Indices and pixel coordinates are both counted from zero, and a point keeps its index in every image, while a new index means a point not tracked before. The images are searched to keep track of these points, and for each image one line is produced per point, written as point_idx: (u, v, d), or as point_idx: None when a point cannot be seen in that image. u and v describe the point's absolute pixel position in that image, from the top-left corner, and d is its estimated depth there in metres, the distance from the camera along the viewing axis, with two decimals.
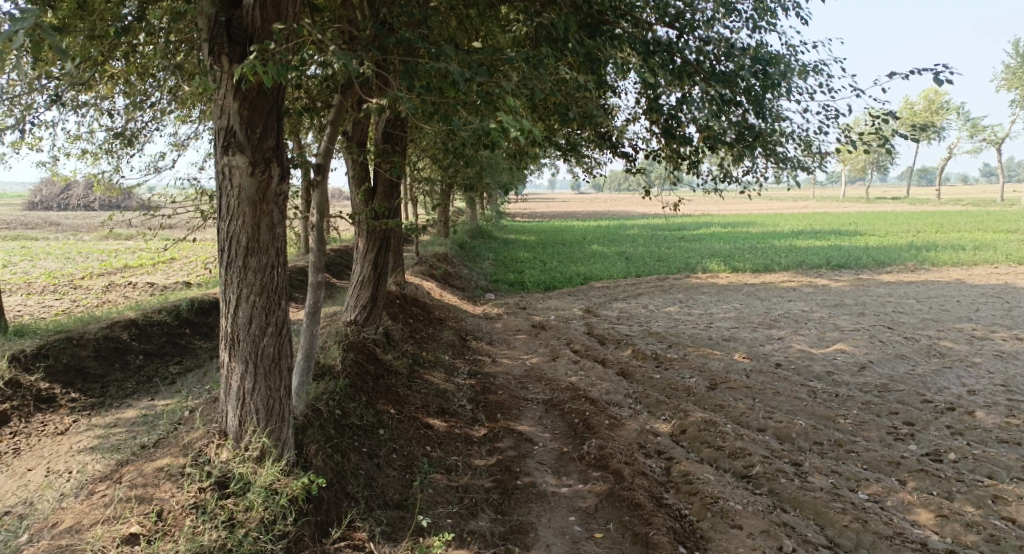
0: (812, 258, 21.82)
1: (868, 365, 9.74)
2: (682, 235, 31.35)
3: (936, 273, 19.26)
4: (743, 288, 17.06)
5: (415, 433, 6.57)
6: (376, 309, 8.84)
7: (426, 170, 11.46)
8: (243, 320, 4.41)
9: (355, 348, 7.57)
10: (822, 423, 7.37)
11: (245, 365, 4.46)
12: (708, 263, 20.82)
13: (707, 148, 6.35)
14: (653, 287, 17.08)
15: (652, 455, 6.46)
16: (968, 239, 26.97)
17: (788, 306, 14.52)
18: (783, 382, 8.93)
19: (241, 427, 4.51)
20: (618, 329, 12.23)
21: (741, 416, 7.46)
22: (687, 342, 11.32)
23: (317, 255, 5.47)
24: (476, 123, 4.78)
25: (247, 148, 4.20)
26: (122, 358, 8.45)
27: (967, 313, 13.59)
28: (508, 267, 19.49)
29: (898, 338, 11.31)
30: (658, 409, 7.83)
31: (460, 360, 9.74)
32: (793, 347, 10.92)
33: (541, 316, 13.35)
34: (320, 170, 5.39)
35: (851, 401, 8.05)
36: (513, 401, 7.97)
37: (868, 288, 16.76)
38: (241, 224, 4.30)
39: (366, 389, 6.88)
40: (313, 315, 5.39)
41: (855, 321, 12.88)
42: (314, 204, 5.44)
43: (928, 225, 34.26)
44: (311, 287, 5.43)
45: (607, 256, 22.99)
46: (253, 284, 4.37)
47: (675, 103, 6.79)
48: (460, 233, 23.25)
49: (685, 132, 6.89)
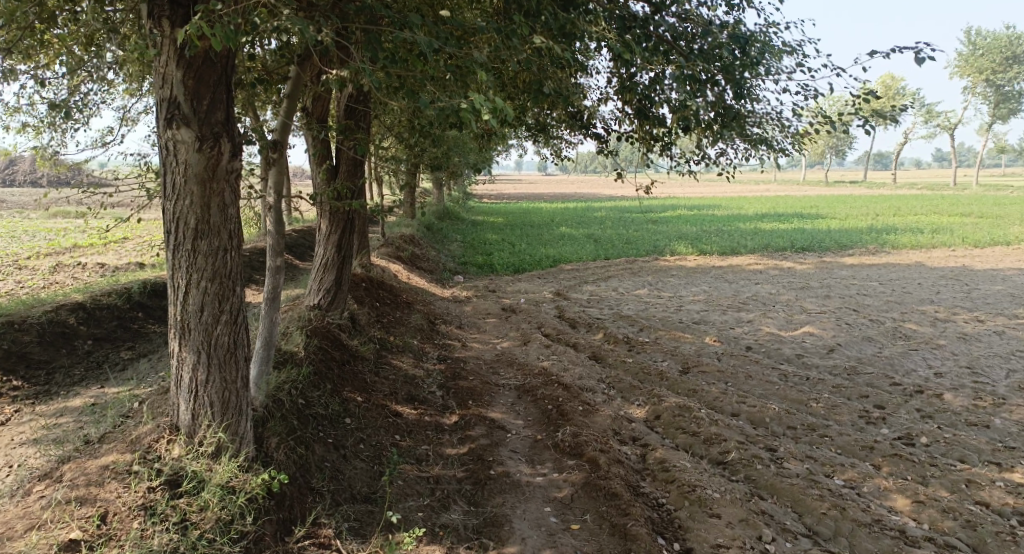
0: (777, 240, 21.98)
1: (836, 348, 9.77)
2: (648, 218, 31.40)
3: (896, 256, 19.56)
4: (711, 270, 17.09)
5: (383, 421, 6.36)
6: (340, 294, 8.54)
7: (392, 149, 11.11)
8: (194, 308, 4.13)
9: (319, 334, 7.31)
10: (795, 407, 7.33)
11: (196, 356, 4.19)
12: (675, 245, 20.84)
13: (684, 129, 6.18)
14: (622, 269, 17.01)
15: (626, 442, 6.35)
16: (926, 223, 27.47)
17: (756, 289, 14.57)
18: (754, 365, 8.89)
19: (195, 422, 4.24)
20: (587, 313, 12.12)
21: (714, 400, 7.39)
22: (657, 325, 11.25)
23: (275, 238, 5.19)
24: (447, 101, 4.53)
25: (193, 121, 3.92)
26: (69, 344, 8.06)
27: (929, 295, 13.78)
28: (476, 249, 19.24)
29: (865, 321, 11.38)
30: (631, 394, 7.72)
31: (428, 345, 9.51)
32: (762, 329, 10.92)
33: (510, 299, 13.16)
34: (276, 147, 5.12)
35: (822, 385, 8.04)
36: (483, 387, 7.79)
37: (832, 270, 16.92)
38: (189, 204, 4.02)
39: (331, 377, 6.64)
40: (272, 302, 5.13)
41: (821, 303, 12.95)
42: (271, 183, 5.13)
43: (887, 208, 34.81)
44: (269, 271, 5.16)
45: (575, 238, 22.87)
46: (204, 268, 4.10)
47: (649, 84, 6.58)
48: (427, 215, 22.91)
49: (659, 112, 6.70)
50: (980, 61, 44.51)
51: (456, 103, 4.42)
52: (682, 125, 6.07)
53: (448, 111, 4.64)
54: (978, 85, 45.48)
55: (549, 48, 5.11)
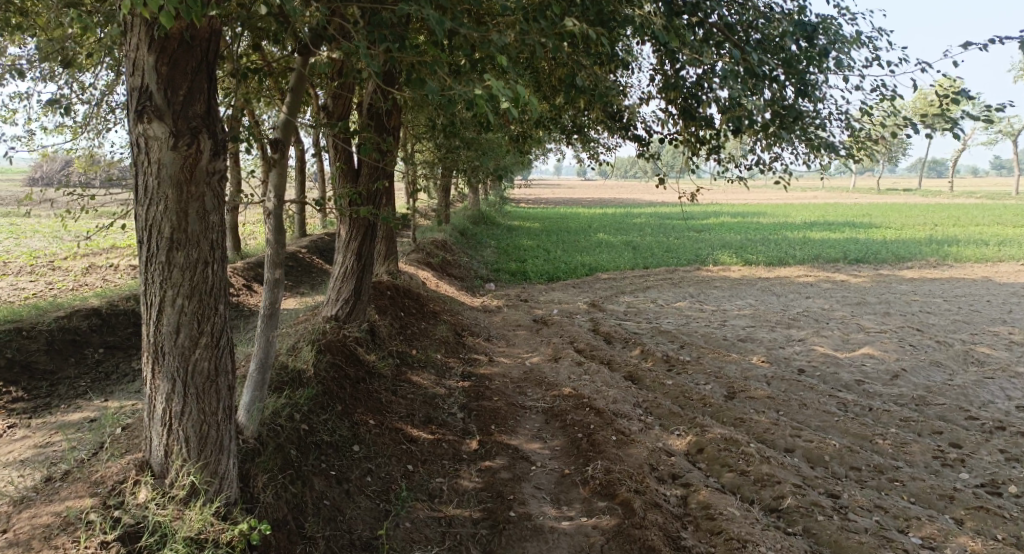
0: (828, 252, 20.89)
1: (900, 374, 8.86)
2: (691, 225, 30.38)
3: (958, 270, 18.33)
4: (757, 282, 16.17)
5: (397, 449, 5.76)
6: (359, 305, 7.99)
7: (422, 151, 10.54)
8: (168, 330, 3.58)
9: (334, 349, 6.76)
10: (858, 443, 6.53)
11: (171, 384, 3.63)
12: (719, 255, 19.92)
13: (736, 131, 5.47)
14: (663, 280, 16.20)
15: (665, 480, 5.64)
16: (990, 234, 25.90)
17: (807, 304, 13.64)
18: (809, 392, 8.07)
19: (167, 459, 3.72)
20: (625, 326, 11.39)
21: (765, 433, 6.63)
22: (700, 342, 10.47)
23: (275, 249, 4.62)
24: (461, 88, 4.01)
25: (166, 114, 3.38)
26: (78, 352, 7.67)
27: (1000, 315, 12.68)
28: (510, 256, 18.65)
29: (931, 343, 10.41)
30: (671, 422, 7.00)
31: (452, 359, 8.89)
32: (816, 350, 10.05)
33: (543, 310, 12.48)
34: (277, 147, 4.54)
35: (888, 417, 7.20)
36: (508, 410, 7.15)
37: (890, 285, 15.83)
38: (164, 210, 3.47)
39: (343, 397, 6.08)
40: (269, 318, 4.57)
41: (880, 322, 11.99)
42: (272, 187, 4.58)
43: (945, 218, 33.13)
44: (267, 285, 4.61)
45: (614, 245, 22.07)
46: (180, 284, 3.54)
47: (698, 78, 5.87)
48: (462, 219, 22.41)
49: (708, 113, 5.99)
50: None
51: (473, 90, 3.90)
52: (735, 126, 5.35)
53: (465, 101, 3.99)
54: None
55: (584, 31, 4.41)
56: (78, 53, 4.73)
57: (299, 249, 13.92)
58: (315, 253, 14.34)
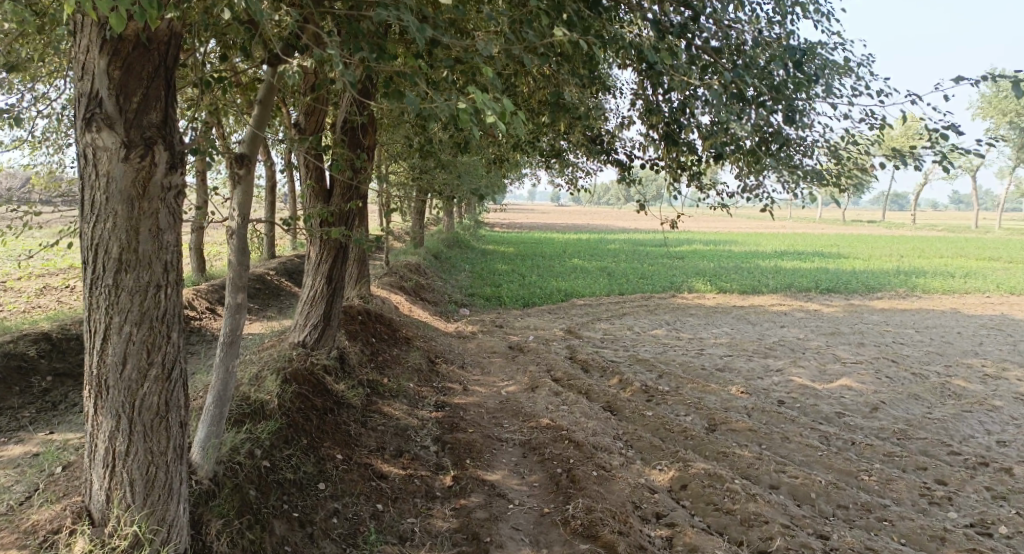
0: (800, 280, 21.02)
1: (880, 406, 8.75)
2: (664, 252, 30.48)
3: (928, 301, 18.53)
4: (732, 310, 16.13)
5: (365, 487, 5.47)
6: (328, 331, 7.67)
7: (397, 173, 10.30)
8: (114, 361, 3.33)
9: (301, 378, 6.43)
10: (844, 479, 6.36)
11: (116, 421, 3.38)
12: (693, 282, 19.90)
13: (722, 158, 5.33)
14: (638, 307, 16.08)
15: (648, 520, 5.43)
16: (954, 266, 26.41)
17: (782, 333, 13.59)
18: (790, 424, 7.92)
19: (108, 504, 3.46)
20: (602, 354, 11.19)
21: (748, 468, 6.45)
22: (678, 372, 10.30)
23: (238, 271, 4.32)
24: (443, 100, 3.80)
25: (118, 123, 3.12)
26: (25, 380, 7.22)
27: (972, 347, 12.76)
28: (484, 280, 18.40)
29: (907, 375, 10.38)
30: (652, 456, 6.78)
31: (425, 388, 8.57)
32: (795, 381, 9.92)
33: (518, 336, 12.24)
34: (243, 162, 4.24)
35: (871, 451, 7.05)
36: (483, 442, 6.88)
37: (862, 315, 15.90)
38: (112, 228, 3.22)
39: (309, 429, 5.79)
40: (229, 346, 4.30)
41: (856, 352, 11.96)
42: (236, 204, 4.30)
43: (911, 249, 33.75)
44: (229, 310, 4.30)
45: (588, 271, 21.96)
46: (128, 310, 3.30)
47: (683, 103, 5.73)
48: (435, 242, 22.13)
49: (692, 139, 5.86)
50: (1003, 103, 43.49)
51: (456, 102, 3.69)
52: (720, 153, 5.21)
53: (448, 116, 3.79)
54: (1001, 127, 44.62)
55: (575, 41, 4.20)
56: (30, 61, 4.45)
57: (268, 271, 13.53)
58: (284, 275, 13.95)
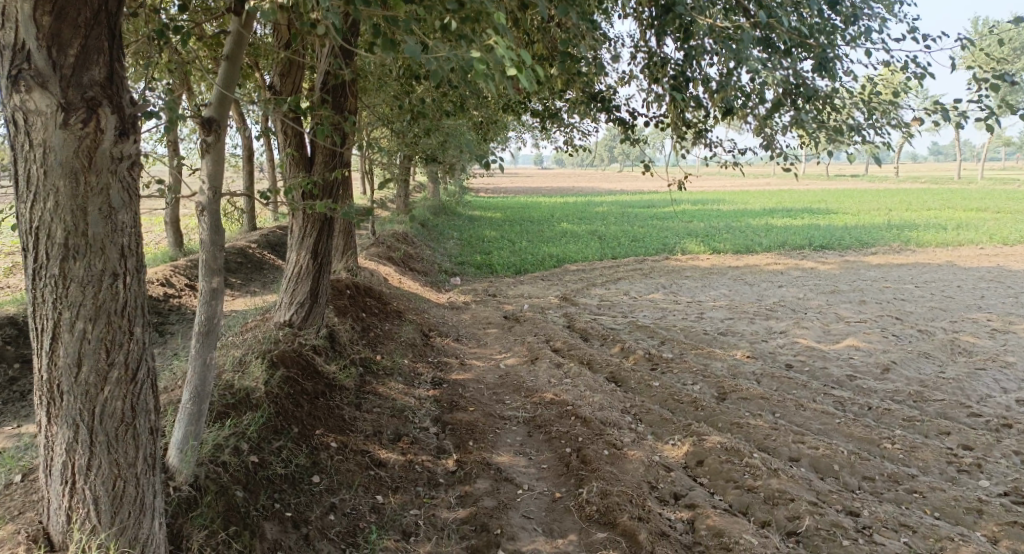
0: (794, 238, 20.70)
1: (892, 367, 8.47)
2: (653, 213, 30.05)
3: (924, 255, 18.28)
4: (727, 271, 15.79)
5: (362, 478, 5.09)
6: (316, 308, 7.22)
7: (380, 139, 9.77)
8: (67, 364, 2.96)
9: (288, 362, 6.00)
10: (865, 448, 6.09)
11: (73, 431, 3.03)
12: (686, 243, 19.54)
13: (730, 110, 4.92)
14: (633, 270, 15.70)
15: (666, 501, 5.14)
16: (945, 218, 26.20)
17: (782, 293, 13.28)
18: (802, 389, 7.62)
19: (70, 525, 3.13)
20: (600, 321, 10.83)
21: (765, 439, 6.15)
22: (680, 337, 9.96)
23: (211, 252, 3.85)
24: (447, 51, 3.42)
25: (52, 81, 2.70)
26: None
27: (975, 300, 12.52)
28: (474, 248, 17.92)
29: (914, 332, 10.11)
30: (664, 429, 6.46)
31: (421, 365, 8.18)
32: (800, 342, 9.62)
33: (513, 305, 11.85)
34: (212, 126, 3.76)
35: (890, 417, 6.78)
36: (484, 420, 6.52)
37: (859, 271, 15.62)
38: (54, 208, 2.82)
39: (299, 417, 5.41)
40: (205, 337, 3.86)
41: (858, 310, 11.67)
42: (206, 175, 3.82)
43: (898, 203, 33.54)
44: (204, 298, 3.84)
45: (578, 235, 21.51)
46: (79, 304, 2.91)
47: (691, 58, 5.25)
48: (421, 210, 21.59)
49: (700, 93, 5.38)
50: None
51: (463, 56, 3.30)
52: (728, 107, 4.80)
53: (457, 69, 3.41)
54: None
55: None
56: None
57: (249, 244, 13.00)
58: (267, 248, 13.42)
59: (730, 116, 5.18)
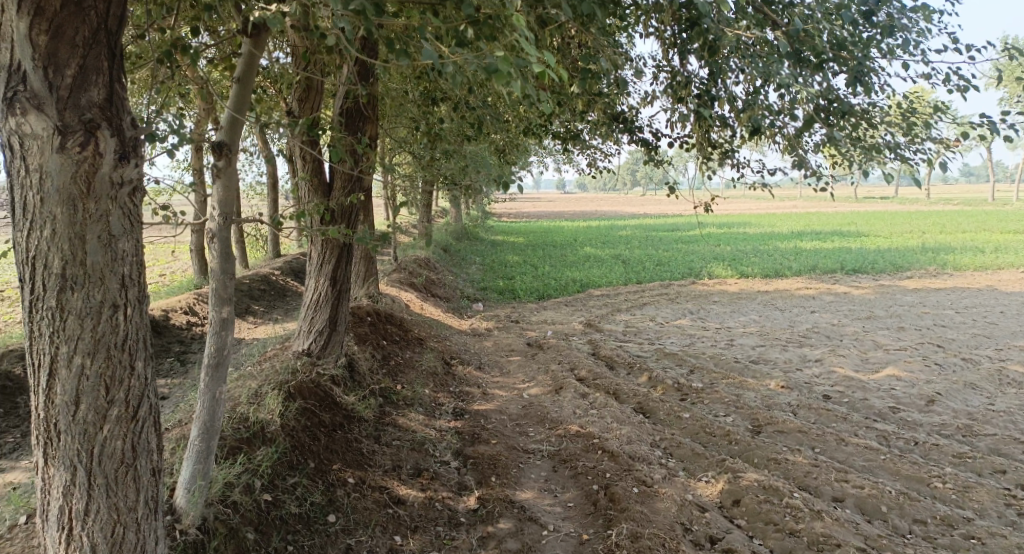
0: (824, 261, 20.23)
1: (936, 398, 8.08)
2: (677, 236, 29.69)
3: (962, 279, 17.72)
4: (757, 296, 15.40)
5: (379, 516, 4.83)
6: (335, 337, 7.02)
7: (402, 164, 9.65)
8: (64, 402, 2.76)
9: (306, 392, 5.79)
10: (914, 487, 5.79)
11: (70, 474, 2.81)
12: (713, 267, 19.17)
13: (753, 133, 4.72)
14: (658, 295, 15.38)
15: (702, 545, 4.83)
16: (982, 240, 25.52)
17: (814, 319, 12.88)
18: (842, 422, 7.26)
19: None
20: (626, 349, 10.53)
21: (805, 477, 5.82)
22: (710, 365, 9.63)
23: (222, 280, 3.64)
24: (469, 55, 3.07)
25: (48, 103, 2.56)
26: (10, 401, 6.65)
27: (1019, 327, 12.02)
28: (497, 273, 17.74)
29: (958, 361, 9.68)
30: (696, 464, 6.15)
31: (442, 394, 7.93)
32: (837, 371, 9.24)
33: (536, 332, 11.60)
34: (222, 149, 3.60)
35: (938, 453, 6.45)
36: (508, 454, 6.24)
37: (894, 296, 15.14)
38: (51, 236, 2.66)
39: (316, 451, 5.18)
40: (216, 370, 3.66)
41: (896, 337, 11.24)
42: (216, 200, 3.64)
43: (931, 225, 32.81)
44: (214, 328, 3.65)
45: (602, 260, 21.25)
46: (77, 338, 2.73)
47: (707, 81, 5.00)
48: (443, 235, 21.50)
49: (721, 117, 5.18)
50: None
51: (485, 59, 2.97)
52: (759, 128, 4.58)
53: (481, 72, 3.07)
54: None
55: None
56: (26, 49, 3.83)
57: (272, 270, 12.95)
58: (290, 275, 13.36)
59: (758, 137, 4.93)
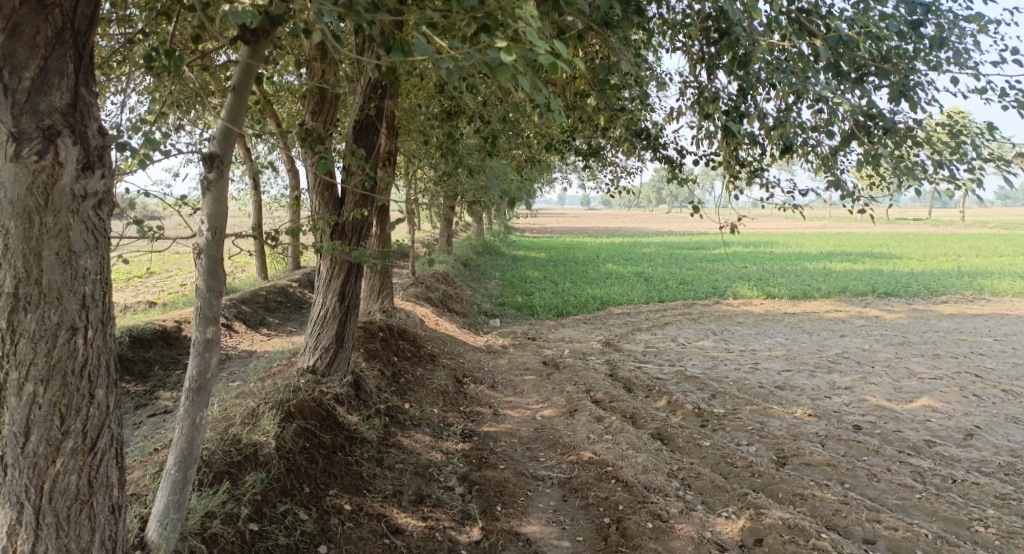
0: (854, 284, 19.65)
1: (975, 432, 7.62)
2: (702, 255, 29.19)
3: (1000, 305, 17.05)
4: (783, 318, 14.93)
5: (374, 547, 4.53)
6: (342, 353, 6.77)
7: (418, 175, 9.42)
8: (14, 432, 2.62)
9: (307, 412, 5.52)
10: (952, 531, 5.40)
11: (18, 510, 2.66)
12: (738, 287, 18.70)
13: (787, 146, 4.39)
14: (681, 315, 14.98)
15: None
16: (1021, 265, 24.68)
17: (844, 343, 12.40)
18: (872, 455, 6.86)
19: None
20: (646, 370, 10.18)
21: (832, 514, 5.44)
22: (733, 390, 9.23)
23: (207, 298, 3.41)
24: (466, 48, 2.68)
25: (5, 109, 2.48)
26: None
27: None
28: (516, 289, 17.45)
29: (998, 392, 9.18)
30: (714, 496, 5.79)
31: (451, 415, 7.62)
32: (868, 400, 8.80)
33: (553, 350, 11.29)
34: (213, 162, 3.35)
35: (978, 493, 6.04)
36: (516, 481, 5.92)
37: (929, 321, 14.57)
38: (3, 252, 2.57)
39: (312, 475, 4.90)
40: (197, 393, 3.42)
41: (931, 365, 10.75)
42: (205, 214, 3.40)
43: (968, 248, 31.89)
44: (197, 349, 3.41)
45: (624, 277, 20.87)
46: (30, 362, 2.62)
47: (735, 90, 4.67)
48: (464, 250, 21.31)
49: (751, 131, 4.86)
50: None
51: (484, 52, 2.59)
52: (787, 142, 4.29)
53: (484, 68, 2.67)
54: None
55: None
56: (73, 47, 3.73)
57: (289, 282, 12.82)
58: (307, 287, 13.22)
59: (785, 155, 4.63)
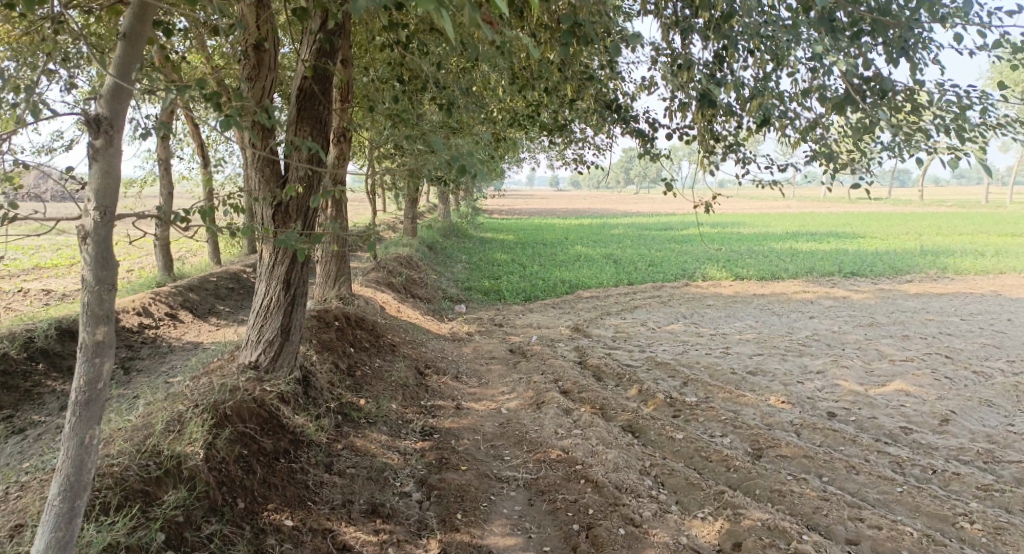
0: (822, 264, 19.56)
1: (950, 418, 7.41)
2: (670, 236, 28.97)
3: (964, 283, 17.07)
4: (753, 300, 14.71)
5: None
6: (289, 346, 6.24)
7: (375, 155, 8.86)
8: None
9: (246, 415, 5.01)
10: (936, 527, 5.13)
11: None
12: (707, 269, 18.46)
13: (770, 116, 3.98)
14: (651, 298, 14.67)
15: None
16: (981, 243, 24.96)
17: (815, 325, 12.20)
18: (850, 445, 6.59)
19: None
20: (615, 356, 9.83)
21: (813, 513, 5.14)
22: (705, 376, 8.93)
23: (96, 292, 2.90)
24: None
25: None
26: None
27: None
28: (482, 272, 16.99)
29: (970, 375, 9.01)
30: (689, 494, 5.45)
31: (410, 410, 7.15)
32: (842, 385, 8.55)
33: (520, 336, 10.88)
34: (99, 125, 2.84)
35: (960, 484, 5.80)
36: (478, 482, 5.50)
37: (897, 302, 14.46)
38: None
39: (247, 489, 4.42)
40: (85, 407, 2.92)
41: (902, 346, 10.57)
42: (90, 188, 2.86)
43: (928, 227, 32.23)
44: (83, 356, 2.90)
45: (593, 259, 20.55)
46: None
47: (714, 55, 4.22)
48: (430, 233, 20.74)
49: (729, 102, 4.43)
50: None
51: None
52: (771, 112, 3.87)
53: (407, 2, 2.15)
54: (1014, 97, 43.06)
55: None
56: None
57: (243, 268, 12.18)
58: None
59: (764, 129, 4.24)
